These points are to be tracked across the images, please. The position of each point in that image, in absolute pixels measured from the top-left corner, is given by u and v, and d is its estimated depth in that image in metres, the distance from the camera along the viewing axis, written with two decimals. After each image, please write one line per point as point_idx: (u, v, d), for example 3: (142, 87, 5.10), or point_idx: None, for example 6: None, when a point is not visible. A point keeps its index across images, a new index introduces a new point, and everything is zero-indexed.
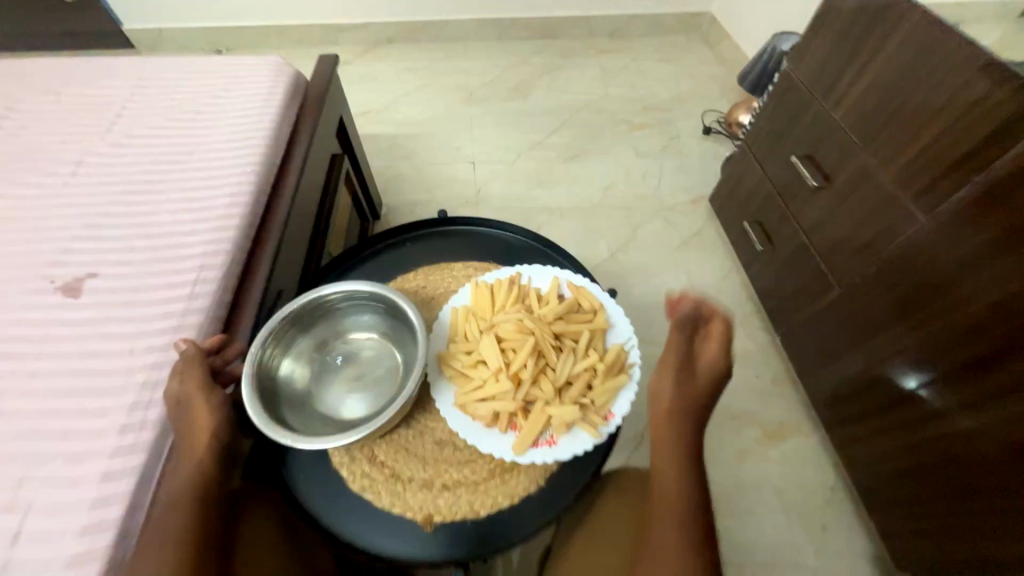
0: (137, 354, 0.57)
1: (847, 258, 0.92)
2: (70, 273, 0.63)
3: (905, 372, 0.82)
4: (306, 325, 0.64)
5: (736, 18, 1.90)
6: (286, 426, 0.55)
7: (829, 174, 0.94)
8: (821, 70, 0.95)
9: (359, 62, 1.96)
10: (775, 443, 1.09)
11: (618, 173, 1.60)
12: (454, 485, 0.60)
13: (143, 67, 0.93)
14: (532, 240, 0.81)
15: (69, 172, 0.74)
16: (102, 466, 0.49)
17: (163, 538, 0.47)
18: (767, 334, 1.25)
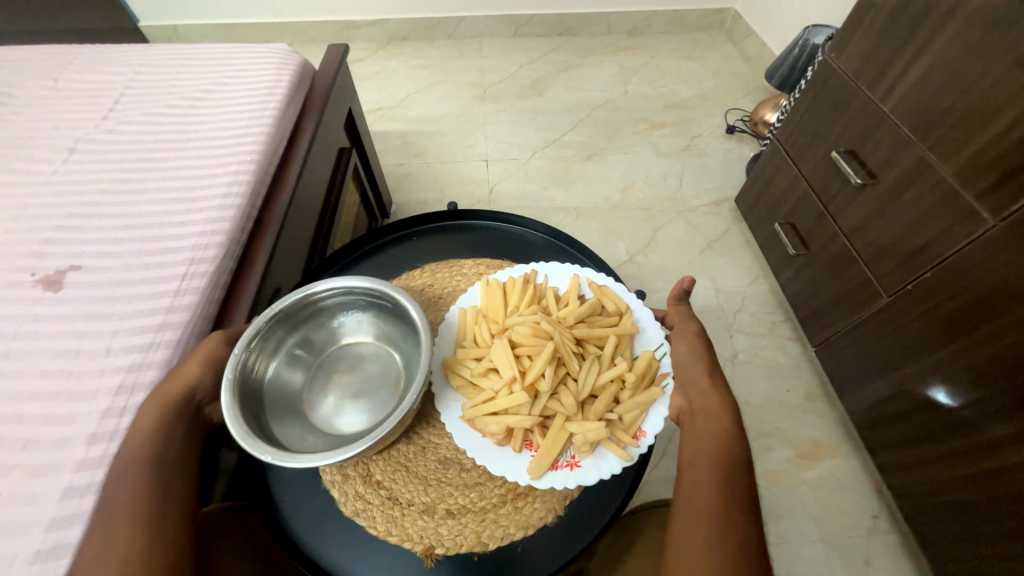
0: (114, 355, 0.52)
1: (896, 263, 0.84)
2: (52, 265, 0.58)
3: (936, 385, 0.78)
4: (297, 324, 0.58)
5: (762, 13, 1.82)
6: (270, 439, 0.49)
7: (875, 172, 0.86)
8: (865, 59, 0.87)
9: (372, 60, 1.92)
10: (809, 464, 1.00)
11: (638, 173, 1.53)
12: (459, 512, 0.53)
13: (146, 53, 0.89)
14: (550, 236, 0.75)
15: (60, 159, 0.70)
16: (65, 481, 0.45)
17: (117, 509, 0.44)
18: (799, 345, 1.16)
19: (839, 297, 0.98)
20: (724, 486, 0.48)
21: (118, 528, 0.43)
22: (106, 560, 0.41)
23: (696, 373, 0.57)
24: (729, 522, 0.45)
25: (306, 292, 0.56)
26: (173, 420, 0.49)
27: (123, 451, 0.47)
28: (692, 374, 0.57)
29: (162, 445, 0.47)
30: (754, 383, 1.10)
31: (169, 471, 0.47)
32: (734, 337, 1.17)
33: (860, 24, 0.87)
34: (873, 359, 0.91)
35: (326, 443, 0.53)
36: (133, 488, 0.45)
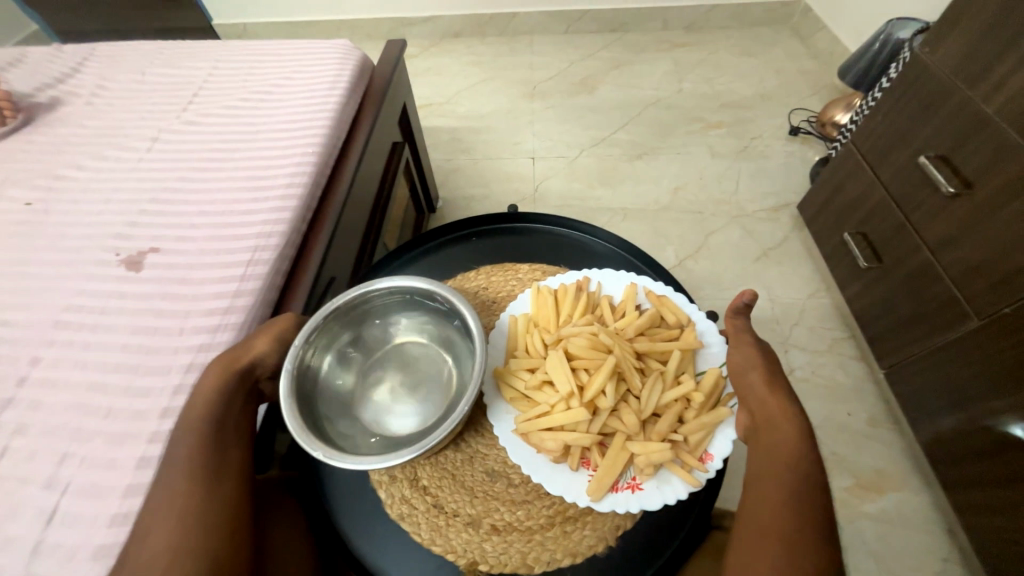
0: (185, 335, 0.55)
1: (990, 283, 0.75)
2: (135, 246, 0.63)
3: (1012, 418, 0.73)
4: (353, 324, 0.59)
5: (835, 6, 1.69)
6: (323, 435, 0.51)
7: (971, 181, 0.78)
8: (967, 56, 0.78)
9: (424, 56, 1.95)
10: (871, 496, 0.93)
11: (691, 175, 1.47)
12: (505, 529, 0.52)
13: (221, 49, 0.94)
14: (611, 244, 0.72)
15: (145, 148, 0.75)
16: (139, 451, 0.47)
17: (181, 463, 0.46)
18: (863, 365, 1.07)
19: (918, 316, 0.89)
20: (802, 517, 0.43)
21: (180, 481, 0.45)
22: (172, 507, 0.44)
23: (761, 383, 0.52)
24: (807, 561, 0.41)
25: (365, 288, 0.57)
26: (237, 382, 0.51)
27: (193, 404, 0.49)
28: (756, 384, 0.52)
29: (223, 404, 0.50)
30: (811, 403, 1.03)
31: (228, 430, 0.50)
32: (790, 352, 1.10)
33: (960, 17, 0.79)
34: (956, 388, 0.82)
35: (371, 445, 0.53)
36: (194, 443, 0.47)
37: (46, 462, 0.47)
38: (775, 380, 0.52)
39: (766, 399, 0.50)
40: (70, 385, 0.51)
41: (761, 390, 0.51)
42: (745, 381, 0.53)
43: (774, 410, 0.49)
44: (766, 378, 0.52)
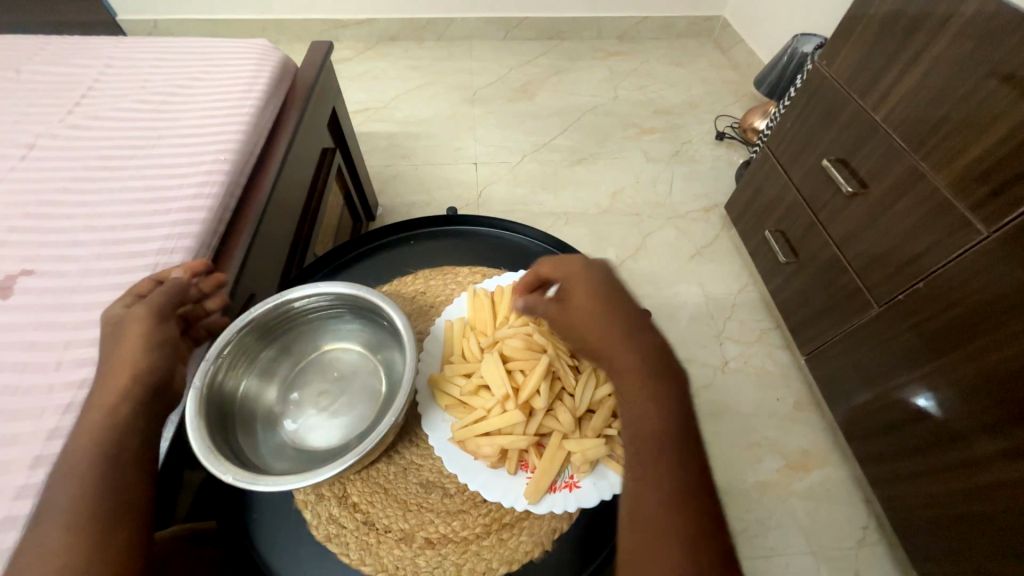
0: (64, 369, 0.48)
1: (887, 273, 0.83)
2: (2, 269, 0.54)
3: (916, 389, 0.80)
4: (273, 335, 0.54)
5: (750, 22, 1.83)
6: (240, 457, 0.45)
7: (865, 181, 0.86)
8: (857, 69, 0.87)
9: (361, 59, 1.88)
10: (799, 475, 0.99)
11: (628, 178, 1.52)
12: (440, 542, 0.46)
13: (116, 46, 0.84)
14: (548, 243, 0.71)
15: (18, 155, 0.65)
16: (1, 511, 0.40)
17: (60, 514, 0.39)
18: (788, 354, 1.15)
19: (830, 305, 0.97)
20: (678, 466, 0.40)
21: (60, 531, 0.38)
22: (49, 561, 0.37)
23: (603, 323, 0.45)
24: (692, 516, 0.37)
25: (283, 299, 0.52)
26: (135, 409, 0.44)
27: (81, 441, 0.42)
28: (600, 329, 0.45)
29: (120, 439, 0.42)
30: (744, 392, 1.09)
31: (127, 468, 0.42)
32: (724, 345, 1.16)
33: (851, 33, 0.88)
34: (865, 369, 0.90)
35: (297, 463, 0.48)
36: (81, 489, 0.40)
37: None
38: (619, 314, 0.46)
39: (615, 340, 0.45)
40: None
41: (610, 330, 0.45)
42: (588, 327, 0.46)
43: (633, 352, 0.44)
44: (608, 314, 0.46)
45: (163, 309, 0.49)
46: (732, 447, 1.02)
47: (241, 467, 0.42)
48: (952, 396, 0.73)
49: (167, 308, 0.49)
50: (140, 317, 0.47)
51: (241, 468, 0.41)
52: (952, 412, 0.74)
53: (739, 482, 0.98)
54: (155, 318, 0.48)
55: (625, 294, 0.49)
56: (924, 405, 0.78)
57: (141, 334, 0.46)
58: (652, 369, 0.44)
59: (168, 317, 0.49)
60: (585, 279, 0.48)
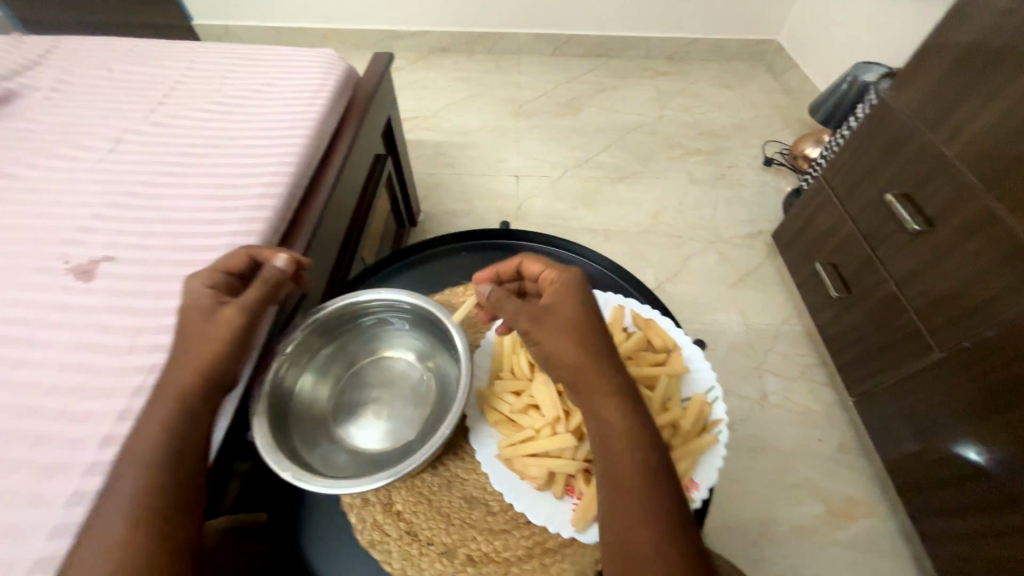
0: (135, 353, 0.50)
1: (951, 317, 0.78)
2: (87, 254, 0.58)
3: (961, 443, 0.77)
4: (333, 336, 0.56)
5: (806, 47, 1.79)
6: (296, 454, 0.46)
7: (932, 219, 0.82)
8: (928, 102, 0.83)
9: (412, 69, 1.94)
10: (841, 523, 0.94)
11: (671, 199, 1.50)
12: (481, 561, 0.46)
13: (197, 50, 0.90)
14: (598, 263, 0.70)
15: (106, 148, 0.70)
16: (72, 485, 0.42)
17: (127, 502, 0.40)
18: (834, 393, 1.09)
19: (885, 346, 0.92)
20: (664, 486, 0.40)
21: (123, 519, 0.39)
22: (113, 548, 0.39)
23: (588, 341, 0.45)
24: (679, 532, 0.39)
25: (350, 301, 0.54)
26: (201, 406, 0.45)
27: (145, 429, 0.43)
28: (574, 346, 0.44)
29: (181, 432, 0.43)
30: (784, 429, 1.04)
31: (189, 463, 0.43)
32: (764, 378, 1.12)
33: (924, 64, 0.84)
34: (920, 417, 0.85)
35: (339, 465, 0.49)
36: (146, 478, 0.41)
37: None
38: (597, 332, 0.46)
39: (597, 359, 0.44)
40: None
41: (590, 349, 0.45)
42: (571, 345, 0.44)
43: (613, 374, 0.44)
44: (588, 332, 0.45)
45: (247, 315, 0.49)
46: (768, 487, 0.97)
47: (298, 465, 0.44)
48: (1012, 455, 0.69)
49: (252, 316, 0.49)
50: (224, 320, 0.47)
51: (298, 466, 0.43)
52: (1009, 467, 0.69)
53: (775, 524, 0.93)
54: (246, 322, 0.48)
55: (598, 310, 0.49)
56: (971, 458, 0.75)
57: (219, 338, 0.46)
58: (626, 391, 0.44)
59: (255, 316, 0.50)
60: (570, 294, 0.47)
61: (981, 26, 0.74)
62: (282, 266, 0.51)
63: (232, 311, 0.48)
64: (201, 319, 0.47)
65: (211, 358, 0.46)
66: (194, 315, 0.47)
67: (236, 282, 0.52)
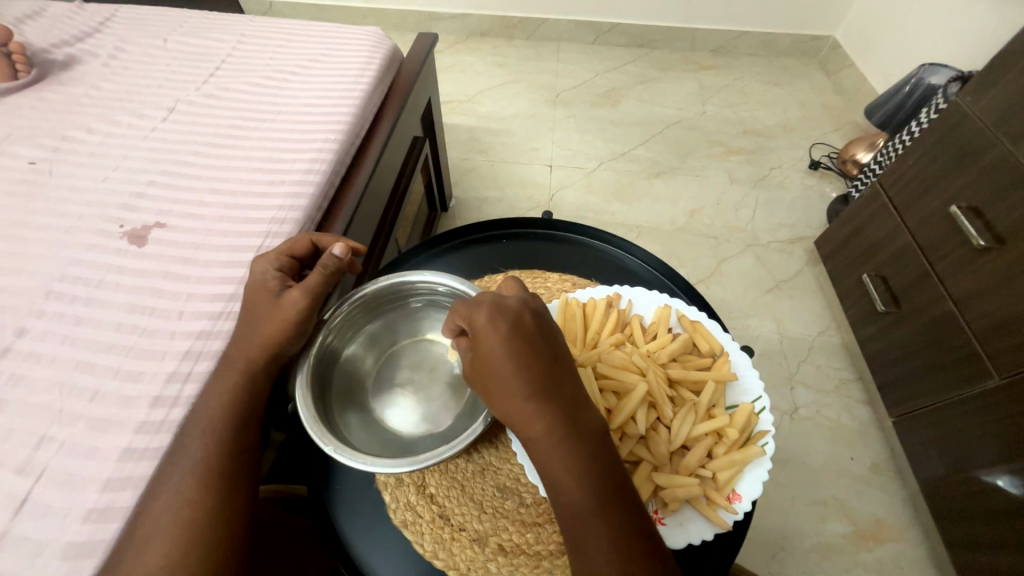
0: (185, 319, 0.52)
1: (1013, 342, 0.74)
2: (140, 220, 0.59)
3: (993, 472, 0.75)
4: (373, 314, 0.56)
5: (864, 44, 1.69)
6: (336, 429, 0.47)
7: (1001, 236, 0.77)
8: (1011, 109, 0.77)
9: (450, 52, 1.93)
10: (868, 545, 0.90)
11: (708, 198, 1.45)
12: (512, 552, 0.46)
13: (248, 23, 0.91)
14: (641, 260, 0.68)
15: (160, 117, 0.72)
16: (124, 441, 0.44)
17: (193, 464, 0.43)
18: (869, 410, 1.05)
19: (934, 367, 0.87)
20: (607, 532, 0.37)
21: (187, 483, 0.42)
22: (177, 509, 0.41)
23: (509, 386, 0.39)
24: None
25: (399, 280, 0.53)
26: (259, 381, 0.48)
27: (208, 401, 0.46)
28: (500, 389, 0.40)
29: (240, 406, 0.46)
30: (813, 443, 1.01)
31: (247, 433, 0.46)
32: (795, 389, 1.08)
33: (1009, 68, 0.78)
34: (966, 444, 0.80)
35: (373, 440, 0.50)
36: (207, 446, 0.44)
37: (21, 443, 0.43)
38: (520, 370, 0.39)
39: (520, 404, 0.39)
40: (56, 359, 0.48)
41: (513, 393, 0.39)
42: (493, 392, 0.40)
43: (539, 419, 0.39)
44: (507, 375, 0.39)
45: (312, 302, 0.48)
46: (793, 501, 0.94)
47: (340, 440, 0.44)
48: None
49: (317, 301, 0.48)
50: (289, 305, 0.47)
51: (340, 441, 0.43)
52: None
53: (797, 540, 0.91)
54: (311, 308, 0.48)
55: (533, 332, 0.41)
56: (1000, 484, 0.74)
57: (283, 324, 0.47)
58: (562, 430, 0.39)
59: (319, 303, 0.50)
60: (485, 328, 0.40)
61: None
62: (340, 254, 0.49)
63: (298, 295, 0.47)
64: (267, 301, 0.47)
65: (278, 340, 0.47)
66: (261, 299, 0.48)
67: (298, 266, 0.52)
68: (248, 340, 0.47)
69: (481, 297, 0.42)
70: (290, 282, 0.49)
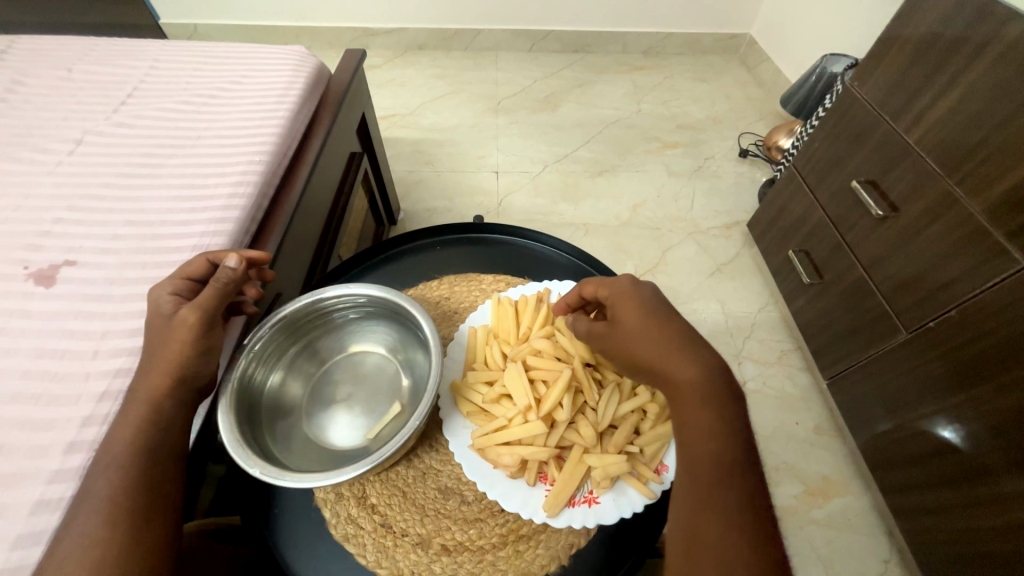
0: (101, 358, 0.49)
1: (916, 298, 0.81)
2: (47, 259, 0.56)
3: (937, 421, 0.78)
4: (301, 333, 0.55)
5: (778, 39, 1.82)
6: (268, 454, 0.46)
7: (896, 204, 0.85)
8: (892, 90, 0.85)
9: (388, 67, 1.92)
10: (818, 502, 0.96)
11: (649, 192, 1.52)
12: (456, 550, 0.46)
13: (162, 48, 0.88)
14: (572, 255, 0.71)
15: (67, 150, 0.68)
16: (36, 493, 0.42)
17: (101, 506, 0.40)
18: (809, 377, 1.12)
19: (854, 330, 0.95)
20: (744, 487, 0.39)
21: (96, 524, 0.39)
22: (84, 554, 0.38)
23: (655, 344, 0.44)
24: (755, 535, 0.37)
25: (319, 296, 0.53)
26: (173, 409, 0.45)
27: (118, 437, 0.43)
28: (652, 343, 0.44)
29: (157, 435, 0.44)
30: (762, 413, 1.07)
31: (164, 464, 0.44)
32: (742, 364, 1.14)
33: (885, 54, 0.87)
34: (891, 397, 0.87)
35: (308, 457, 0.49)
36: (119, 481, 0.41)
37: None
38: (662, 331, 0.44)
39: (665, 357, 0.43)
40: None
41: (651, 348, 0.44)
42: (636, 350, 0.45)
43: (693, 368, 0.42)
44: (653, 333, 0.44)
45: (209, 320, 0.48)
46: None
47: (269, 463, 0.43)
48: (978, 428, 0.72)
49: (211, 316, 0.48)
50: (178, 323, 0.46)
51: (268, 463, 0.42)
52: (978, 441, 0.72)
53: None
54: (205, 324, 0.47)
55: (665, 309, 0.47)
56: (948, 436, 0.77)
57: (174, 344, 0.46)
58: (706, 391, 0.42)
59: (215, 319, 0.49)
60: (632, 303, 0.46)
61: (937, 15, 0.77)
62: (233, 265, 0.49)
63: (189, 312, 0.47)
64: (162, 325, 0.47)
65: (174, 361, 0.46)
66: (155, 322, 0.47)
67: (200, 286, 0.51)
68: (155, 366, 0.45)
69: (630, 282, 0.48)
70: (187, 302, 0.49)
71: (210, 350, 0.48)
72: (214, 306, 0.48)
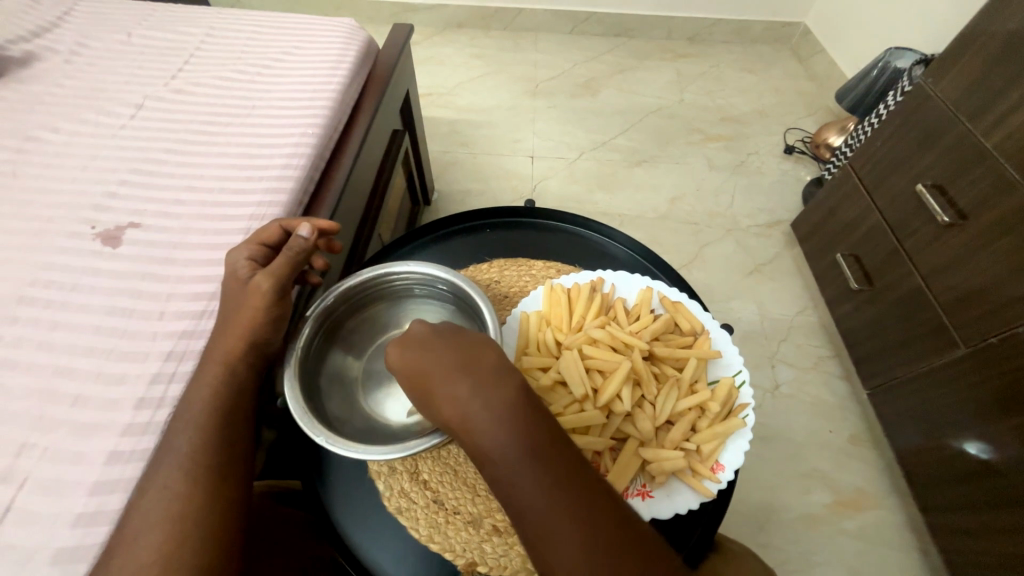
0: (167, 319, 0.51)
1: (978, 313, 0.77)
2: (114, 220, 0.58)
3: (968, 438, 0.79)
4: (359, 305, 0.56)
5: (835, 30, 1.72)
6: (327, 422, 0.47)
7: (964, 212, 0.80)
8: (970, 91, 0.80)
9: (427, 44, 1.90)
10: (849, 512, 0.94)
11: (688, 185, 1.48)
12: (507, 531, 0.47)
13: (217, 15, 0.88)
14: (623, 245, 0.69)
15: (129, 114, 0.70)
16: (110, 444, 0.43)
17: (180, 459, 0.42)
18: (846, 385, 1.09)
19: (904, 341, 0.91)
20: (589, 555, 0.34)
21: (175, 476, 0.41)
22: (165, 503, 0.40)
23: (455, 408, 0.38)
24: None
25: (379, 271, 0.54)
26: (245, 372, 0.47)
27: (193, 394, 0.45)
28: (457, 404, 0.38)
29: (228, 397, 0.45)
30: (795, 419, 1.05)
31: (234, 424, 0.45)
32: (777, 367, 1.12)
33: (965, 52, 0.81)
34: (940, 414, 0.84)
35: (363, 428, 0.50)
36: (193, 437, 0.43)
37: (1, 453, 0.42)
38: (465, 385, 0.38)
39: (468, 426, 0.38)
40: (30, 366, 0.47)
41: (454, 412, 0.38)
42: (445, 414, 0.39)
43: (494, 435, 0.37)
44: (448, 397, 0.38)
45: (280, 288, 0.48)
46: (775, 474, 0.98)
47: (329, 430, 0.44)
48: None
49: (285, 284, 0.49)
50: (252, 287, 0.47)
51: (330, 431, 0.43)
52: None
53: (782, 512, 0.95)
54: (278, 291, 0.48)
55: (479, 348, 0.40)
56: (975, 452, 0.77)
57: (251, 308, 0.47)
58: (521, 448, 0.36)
59: (286, 288, 0.49)
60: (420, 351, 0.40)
61: None
62: (305, 235, 0.51)
63: (264, 278, 0.47)
64: (237, 289, 0.48)
65: (248, 326, 0.47)
66: (230, 285, 0.48)
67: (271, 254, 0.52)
68: (230, 329, 0.46)
69: (413, 335, 0.42)
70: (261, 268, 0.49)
71: (280, 319, 0.49)
72: (286, 275, 0.49)
